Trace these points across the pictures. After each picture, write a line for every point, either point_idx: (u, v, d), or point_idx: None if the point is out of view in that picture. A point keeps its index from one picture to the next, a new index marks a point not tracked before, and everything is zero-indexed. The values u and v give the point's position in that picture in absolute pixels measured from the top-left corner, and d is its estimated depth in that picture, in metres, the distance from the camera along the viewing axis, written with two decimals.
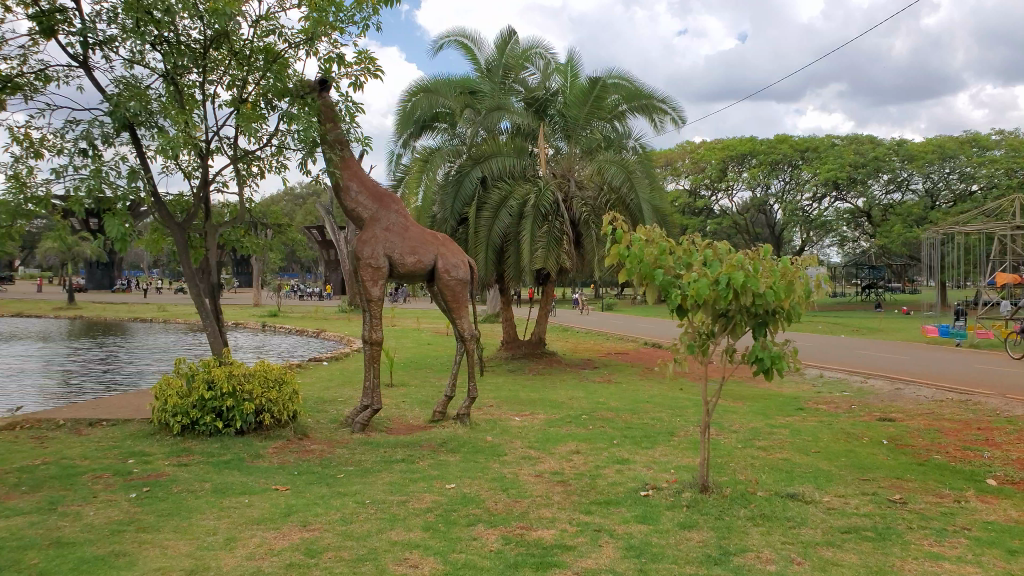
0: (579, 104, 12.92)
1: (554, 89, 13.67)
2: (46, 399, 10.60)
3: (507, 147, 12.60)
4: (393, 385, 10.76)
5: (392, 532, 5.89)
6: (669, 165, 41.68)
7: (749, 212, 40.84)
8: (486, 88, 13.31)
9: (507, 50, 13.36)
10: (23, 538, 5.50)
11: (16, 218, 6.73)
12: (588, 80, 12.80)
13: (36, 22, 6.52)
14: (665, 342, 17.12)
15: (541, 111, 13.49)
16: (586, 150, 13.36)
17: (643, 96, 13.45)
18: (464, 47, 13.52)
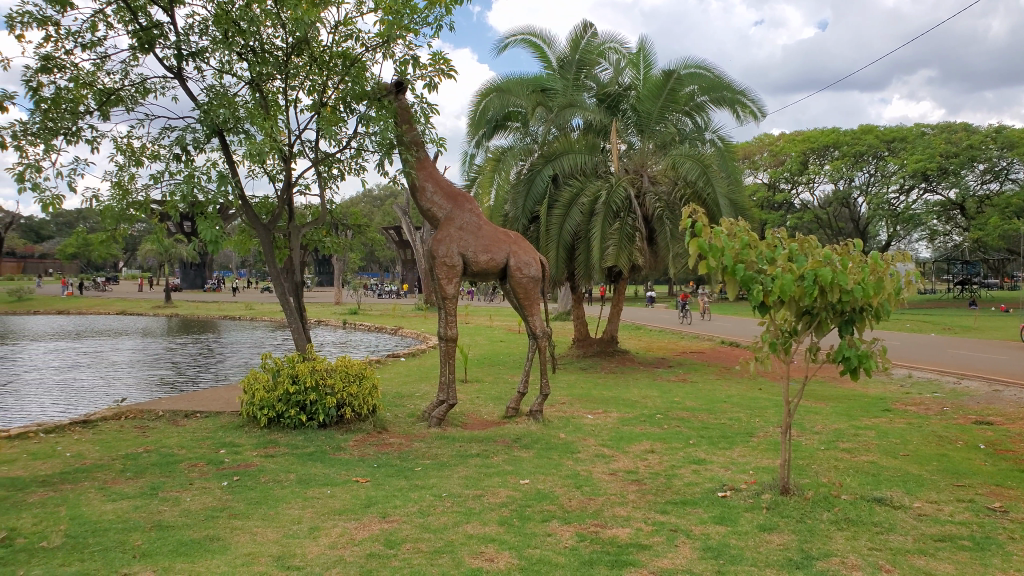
0: (652, 98, 12.95)
1: (626, 84, 13.55)
2: (147, 391, 11.22)
3: (578, 144, 12.55)
4: (468, 381, 10.91)
5: (468, 526, 6.00)
6: (747, 159, 41.46)
7: (831, 206, 39.28)
8: (557, 85, 13.28)
9: (580, 46, 13.32)
10: (128, 520, 5.90)
11: (120, 222, 7.20)
12: (662, 73, 12.77)
13: (136, 38, 6.94)
14: (743, 341, 16.68)
15: (614, 107, 13.47)
16: (660, 145, 13.22)
17: (722, 87, 13.05)
18: (533, 45, 13.52)
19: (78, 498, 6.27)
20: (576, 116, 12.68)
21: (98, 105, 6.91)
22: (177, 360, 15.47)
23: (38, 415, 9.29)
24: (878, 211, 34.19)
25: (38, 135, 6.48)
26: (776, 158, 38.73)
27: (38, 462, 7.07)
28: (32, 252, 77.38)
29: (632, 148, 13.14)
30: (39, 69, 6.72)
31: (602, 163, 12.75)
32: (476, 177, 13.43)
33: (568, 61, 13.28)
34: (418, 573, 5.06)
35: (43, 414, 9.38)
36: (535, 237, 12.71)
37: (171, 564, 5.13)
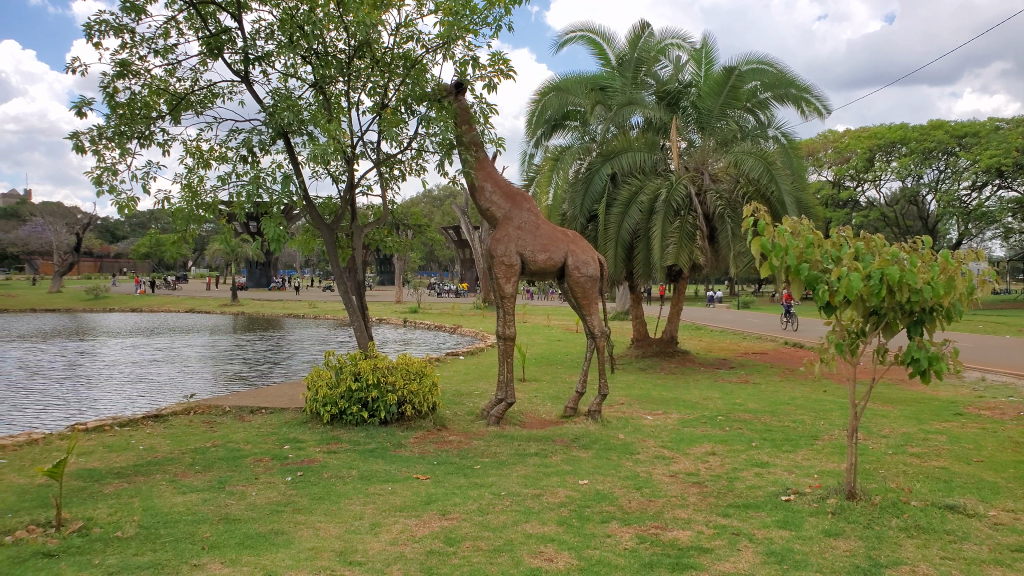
0: (713, 95, 12.79)
1: (687, 81, 13.37)
2: (216, 386, 11.50)
3: (637, 142, 12.49)
4: (526, 380, 10.93)
5: (527, 525, 5.99)
6: (810, 156, 40.88)
7: (899, 203, 38.16)
8: (617, 83, 13.22)
9: (640, 44, 13.22)
10: (197, 513, 6.06)
11: (190, 222, 7.42)
12: (723, 70, 12.60)
13: (206, 44, 7.11)
14: (807, 342, 16.28)
15: (673, 105, 13.18)
16: (721, 143, 12.97)
17: (786, 84, 12.83)
18: (592, 43, 13.48)
19: (150, 490, 6.48)
20: (635, 114, 12.52)
21: (170, 109, 7.13)
22: (241, 357, 15.82)
23: (113, 409, 9.63)
24: (948, 209, 33.29)
25: (114, 139, 6.71)
26: (841, 155, 38.09)
27: (113, 454, 7.32)
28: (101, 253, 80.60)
29: (694, 145, 13.01)
30: (116, 75, 6.97)
31: (661, 161, 12.64)
32: (533, 176, 13.45)
33: (628, 59, 13.22)
34: (478, 571, 5.07)
35: (115, 408, 9.67)
36: (592, 236, 12.71)
37: (237, 556, 5.25)
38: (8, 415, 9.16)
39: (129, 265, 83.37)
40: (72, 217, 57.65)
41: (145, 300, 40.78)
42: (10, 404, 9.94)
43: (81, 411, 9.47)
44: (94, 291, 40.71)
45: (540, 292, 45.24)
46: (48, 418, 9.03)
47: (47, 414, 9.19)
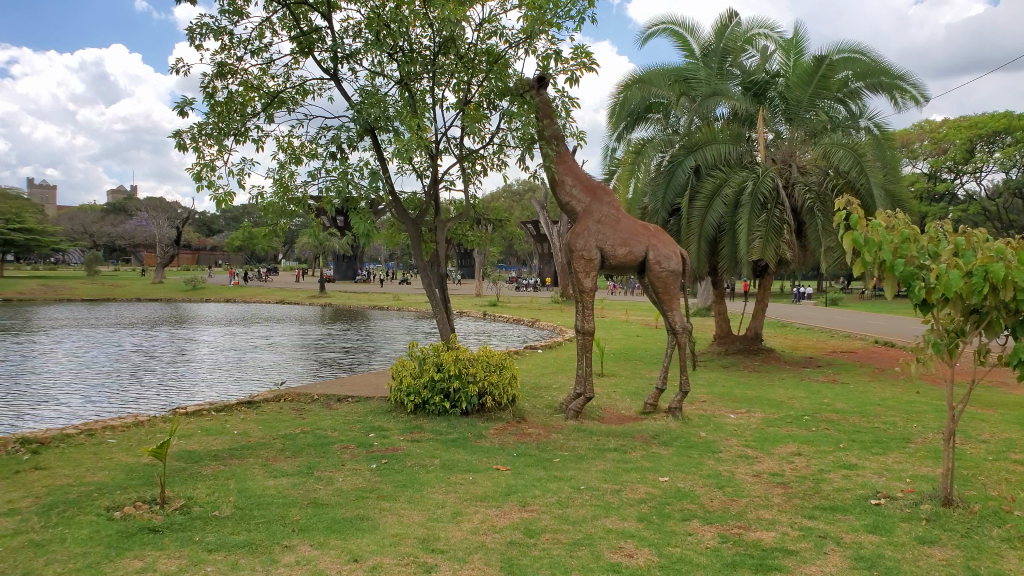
0: (803, 84, 12.40)
1: (774, 71, 13.11)
2: (305, 374, 11.88)
3: (722, 134, 12.18)
4: (604, 375, 10.90)
5: (606, 520, 5.97)
6: (905, 148, 39.15)
7: (1001, 196, 36.06)
8: (701, 74, 12.99)
9: (726, 33, 12.95)
10: (288, 496, 6.30)
11: (281, 216, 7.68)
12: (813, 59, 12.24)
13: (298, 42, 7.29)
14: (900, 342, 15.51)
15: (760, 95, 12.98)
16: (809, 134, 12.61)
17: (880, 72, 12.34)
18: (676, 34, 13.28)
19: (245, 472, 6.77)
20: (721, 105, 12.48)
21: (263, 107, 7.37)
22: (327, 346, 16.32)
23: (209, 393, 10.08)
24: None
25: (212, 136, 7.03)
26: (939, 146, 36.63)
27: (211, 437, 7.68)
28: (194, 246, 84.82)
29: (781, 137, 12.65)
30: (215, 75, 7.27)
31: (747, 153, 12.31)
32: (613, 170, 13.35)
33: (713, 49, 12.97)
34: (557, 564, 5.09)
35: (212, 392, 10.11)
36: (674, 230, 12.58)
37: (325, 540, 5.44)
38: (116, 397, 9.75)
39: (221, 257, 87.30)
40: (170, 212, 61.09)
41: (245, 290, 42.69)
42: (120, 385, 10.60)
43: (179, 395, 9.95)
44: (195, 281, 42.77)
45: (619, 287, 45.09)
46: (151, 400, 9.55)
47: (150, 396, 9.72)
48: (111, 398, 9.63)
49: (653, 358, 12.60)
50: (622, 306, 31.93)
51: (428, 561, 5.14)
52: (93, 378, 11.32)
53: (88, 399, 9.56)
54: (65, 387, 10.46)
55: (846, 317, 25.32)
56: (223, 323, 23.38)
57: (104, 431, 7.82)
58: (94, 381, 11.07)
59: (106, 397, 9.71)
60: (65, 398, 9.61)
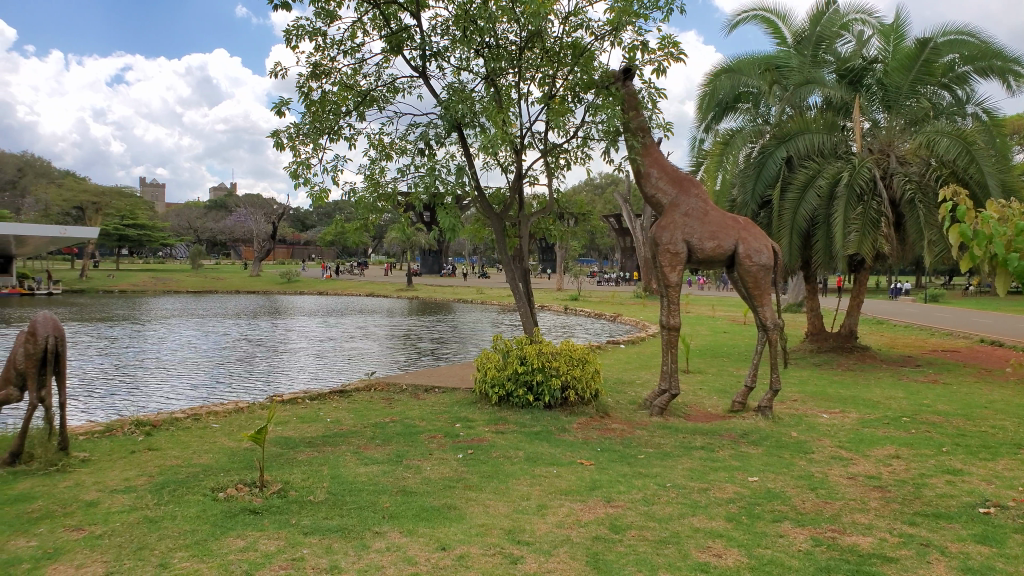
0: (902, 71, 11.92)
1: (872, 57, 12.59)
2: (393, 363, 12.19)
3: (816, 123, 11.71)
4: (690, 372, 10.71)
5: (693, 519, 5.87)
6: (1018, 135, 36.50)
7: None
8: (794, 62, 12.49)
9: (822, 20, 12.47)
10: (378, 483, 6.47)
11: (371, 211, 7.89)
12: (915, 42, 11.80)
13: (388, 42, 7.46)
14: (1010, 342, 14.49)
15: (856, 83, 12.56)
16: (910, 122, 12.08)
17: (989, 55, 11.66)
18: (766, 21, 12.88)
19: (338, 459, 6.99)
20: (814, 93, 12.08)
21: (355, 106, 7.57)
22: (412, 337, 16.70)
23: (305, 380, 10.47)
24: None
25: (308, 135, 7.28)
26: None
27: (305, 425, 7.98)
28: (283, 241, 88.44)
29: (879, 126, 12.18)
30: (311, 75, 7.53)
31: (841, 142, 11.82)
32: (700, 161, 13.14)
33: (808, 36, 12.52)
34: (644, 561, 5.03)
35: (307, 380, 10.50)
36: (765, 222, 12.24)
37: (414, 527, 5.56)
38: (220, 382, 10.28)
39: (313, 251, 90.92)
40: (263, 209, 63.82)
41: (336, 283, 44.21)
42: (221, 372, 11.15)
43: (277, 381, 10.39)
44: (288, 274, 44.53)
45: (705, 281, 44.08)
46: (252, 385, 10.01)
47: (251, 382, 10.20)
48: (214, 383, 10.15)
49: (739, 355, 12.29)
50: (708, 301, 31.17)
51: (514, 552, 5.18)
52: (198, 365, 11.96)
53: (194, 384, 10.12)
54: (172, 373, 11.09)
55: (948, 315, 23.91)
56: (315, 314, 24.24)
57: (209, 416, 8.24)
58: (199, 367, 11.70)
59: (211, 382, 10.24)
60: (175, 383, 10.20)
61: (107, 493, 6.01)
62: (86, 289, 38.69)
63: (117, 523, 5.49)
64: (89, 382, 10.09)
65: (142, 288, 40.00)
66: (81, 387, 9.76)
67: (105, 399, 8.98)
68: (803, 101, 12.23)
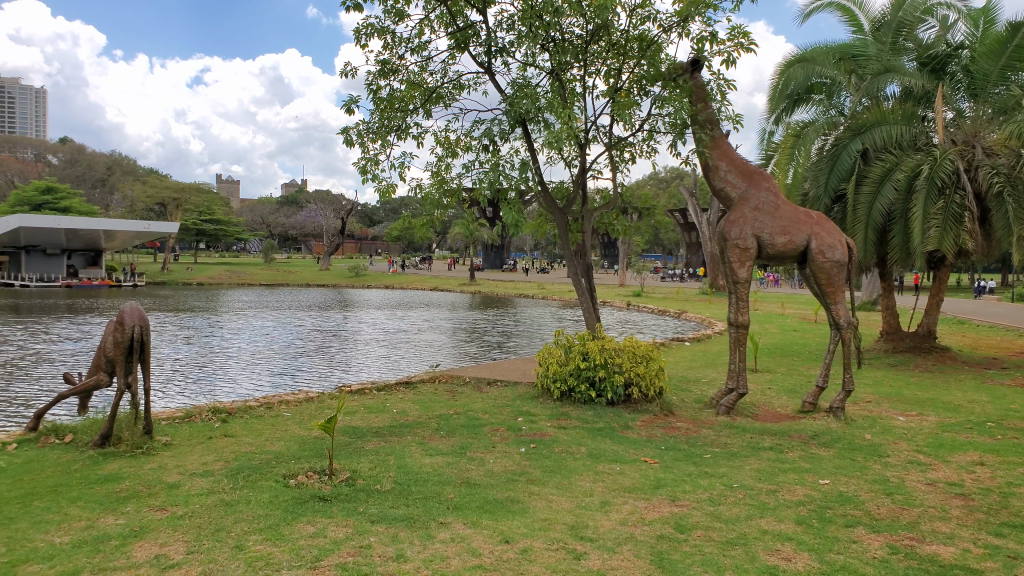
0: (990, 58, 11.30)
1: (957, 44, 12.19)
2: (456, 356, 12.31)
3: (894, 114, 11.26)
4: (758, 371, 10.45)
5: (762, 520, 5.72)
6: None
7: None
8: (871, 50, 12.10)
9: (904, 5, 11.98)
10: (442, 474, 6.55)
11: (437, 208, 7.98)
12: (1006, 27, 11.14)
13: (454, 39, 7.54)
14: None
15: (939, 70, 12.20)
16: (999, 111, 11.41)
17: None
18: (843, 8, 12.46)
19: (403, 450, 7.10)
20: (893, 82, 11.58)
21: (422, 103, 7.65)
22: (476, 330, 16.88)
23: (370, 372, 10.68)
24: None
25: (376, 133, 7.43)
26: None
27: (372, 415, 8.14)
28: (348, 237, 90.55)
29: (963, 115, 11.64)
30: (379, 74, 7.66)
31: (921, 134, 11.32)
32: (770, 155, 12.82)
33: (887, 22, 12.09)
34: (710, 562, 4.93)
35: (374, 371, 10.70)
36: (839, 217, 11.86)
37: (478, 519, 5.60)
38: (290, 372, 10.58)
39: (378, 247, 92.77)
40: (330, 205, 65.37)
41: (404, 278, 45.04)
42: (291, 362, 11.49)
43: (343, 372, 10.63)
44: (357, 269, 45.49)
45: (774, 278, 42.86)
46: (320, 376, 10.27)
47: (319, 373, 10.46)
48: (285, 373, 10.45)
49: (809, 354, 11.92)
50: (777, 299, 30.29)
51: (578, 548, 5.15)
52: (272, 355, 12.39)
53: (266, 373, 10.45)
54: (244, 363, 11.48)
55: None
56: (383, 308, 24.79)
57: (280, 405, 8.50)
58: (273, 357, 12.12)
59: (281, 372, 10.56)
60: (252, 371, 10.60)
61: (187, 476, 6.28)
62: (167, 282, 40.63)
63: (196, 505, 5.72)
64: (168, 370, 10.55)
65: (219, 281, 41.70)
66: (162, 374, 10.23)
67: (185, 387, 9.39)
68: (880, 91, 11.82)
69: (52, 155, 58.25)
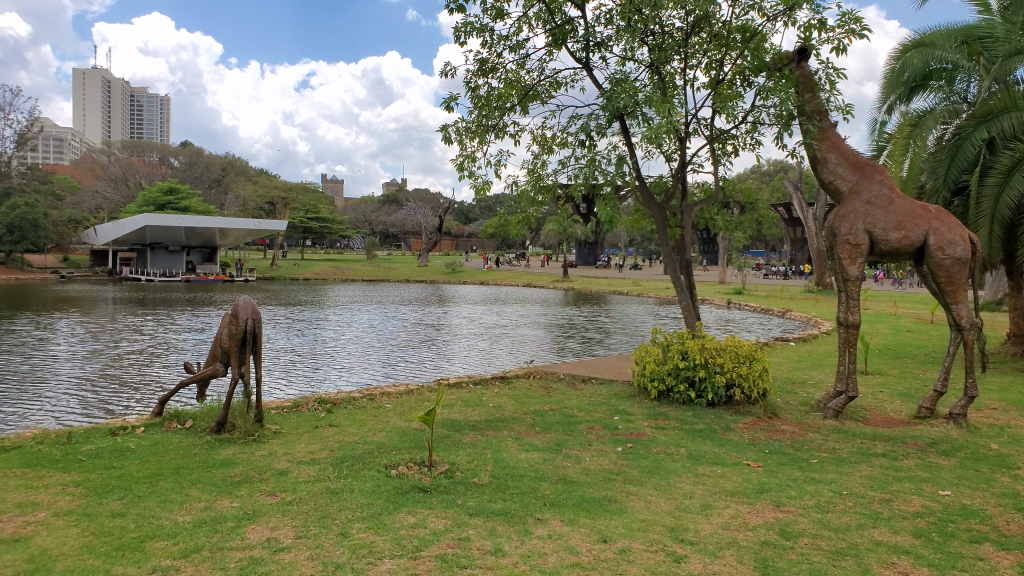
0: None
1: None
2: (550, 352, 12.31)
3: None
4: (869, 373, 9.93)
5: (875, 531, 5.40)
6: None
7: None
8: (999, 31, 11.13)
9: None
10: (539, 470, 6.55)
11: (532, 204, 8.01)
12: None
13: (552, 35, 7.55)
14: None
15: None
16: None
17: None
18: None
19: (500, 444, 7.15)
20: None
21: (519, 101, 7.69)
22: (572, 326, 16.87)
23: (466, 366, 10.82)
24: None
25: (475, 131, 7.52)
26: None
27: (469, 408, 8.24)
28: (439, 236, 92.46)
29: None
30: (478, 72, 7.75)
31: None
32: (882, 146, 12.21)
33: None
34: (819, 572, 4.69)
35: (470, 366, 10.84)
36: (960, 210, 11.30)
37: (575, 517, 5.56)
38: (389, 365, 10.87)
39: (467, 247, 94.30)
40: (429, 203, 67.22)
41: (500, 274, 45.49)
42: (390, 355, 11.81)
43: (440, 365, 10.81)
44: (453, 266, 46.32)
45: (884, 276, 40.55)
46: (418, 369, 10.49)
47: (418, 366, 10.70)
48: (384, 366, 10.74)
49: (925, 356, 11.22)
50: (892, 297, 28.61)
51: (678, 551, 5.02)
52: (374, 348, 12.79)
53: (366, 366, 10.77)
54: (345, 355, 11.90)
55: None
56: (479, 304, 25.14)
57: (382, 396, 8.74)
58: (375, 350, 12.51)
59: (380, 365, 10.86)
60: (357, 362, 10.99)
61: (295, 464, 6.54)
62: (275, 278, 42.73)
63: (304, 492, 5.95)
64: (275, 361, 11.06)
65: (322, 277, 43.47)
66: (271, 365, 10.74)
67: (292, 377, 9.79)
68: (1011, 75, 10.77)
69: (175, 157, 62.46)
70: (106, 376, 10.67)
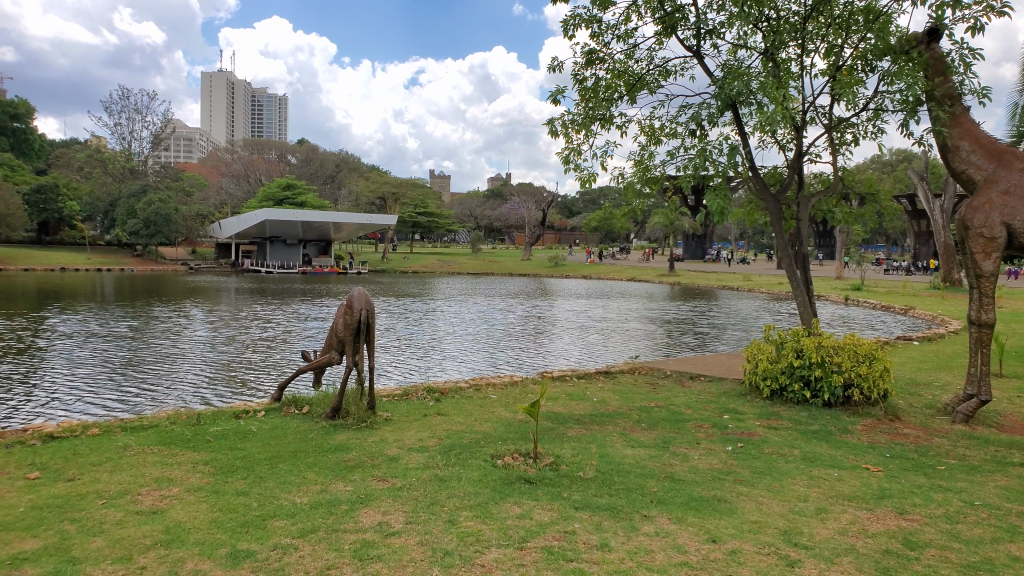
0: None
1: None
2: (657, 347, 12.16)
3: None
4: (1004, 377, 9.24)
5: (1011, 545, 5.01)
6: None
7: None
8: None
9: None
10: (645, 467, 6.47)
11: (638, 197, 7.88)
12: None
13: (661, 23, 7.42)
14: None
15: None
16: None
17: None
18: None
19: (605, 439, 7.12)
20: None
21: (627, 91, 7.59)
22: (677, 321, 16.57)
23: (572, 360, 10.84)
24: None
25: (582, 122, 7.48)
26: None
27: (575, 402, 8.26)
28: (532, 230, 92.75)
29: None
30: (585, 63, 7.69)
31: None
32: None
33: None
34: None
35: (575, 359, 10.84)
36: None
37: (683, 516, 5.46)
38: (496, 357, 11.03)
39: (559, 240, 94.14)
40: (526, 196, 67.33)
41: (601, 269, 45.08)
42: (495, 347, 11.99)
43: (546, 358, 10.89)
44: (559, 259, 45.77)
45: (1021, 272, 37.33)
46: (525, 361, 10.60)
47: (525, 358, 10.82)
48: (492, 357, 10.91)
49: None
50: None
51: (792, 555, 4.85)
52: (479, 339, 13.01)
53: (474, 357, 10.97)
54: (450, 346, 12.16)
55: None
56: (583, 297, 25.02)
57: (488, 387, 8.87)
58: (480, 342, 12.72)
59: (486, 357, 11.03)
60: (465, 354, 11.22)
61: (406, 450, 6.73)
62: (383, 271, 43.90)
63: (414, 478, 6.12)
64: (385, 351, 11.45)
65: (423, 269, 44.34)
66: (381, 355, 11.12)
67: (404, 367, 10.10)
68: None
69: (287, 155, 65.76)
70: (235, 360, 11.45)
